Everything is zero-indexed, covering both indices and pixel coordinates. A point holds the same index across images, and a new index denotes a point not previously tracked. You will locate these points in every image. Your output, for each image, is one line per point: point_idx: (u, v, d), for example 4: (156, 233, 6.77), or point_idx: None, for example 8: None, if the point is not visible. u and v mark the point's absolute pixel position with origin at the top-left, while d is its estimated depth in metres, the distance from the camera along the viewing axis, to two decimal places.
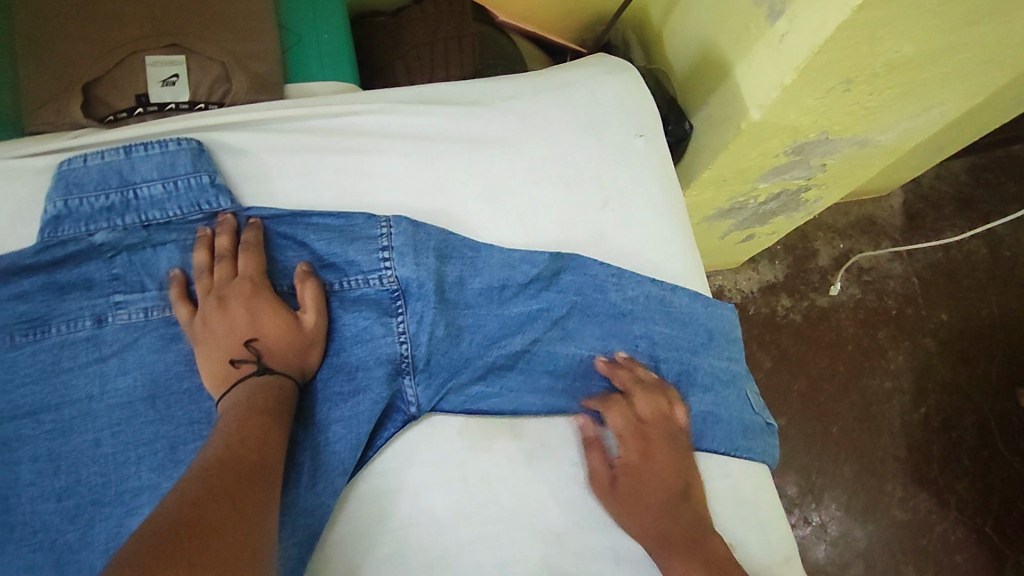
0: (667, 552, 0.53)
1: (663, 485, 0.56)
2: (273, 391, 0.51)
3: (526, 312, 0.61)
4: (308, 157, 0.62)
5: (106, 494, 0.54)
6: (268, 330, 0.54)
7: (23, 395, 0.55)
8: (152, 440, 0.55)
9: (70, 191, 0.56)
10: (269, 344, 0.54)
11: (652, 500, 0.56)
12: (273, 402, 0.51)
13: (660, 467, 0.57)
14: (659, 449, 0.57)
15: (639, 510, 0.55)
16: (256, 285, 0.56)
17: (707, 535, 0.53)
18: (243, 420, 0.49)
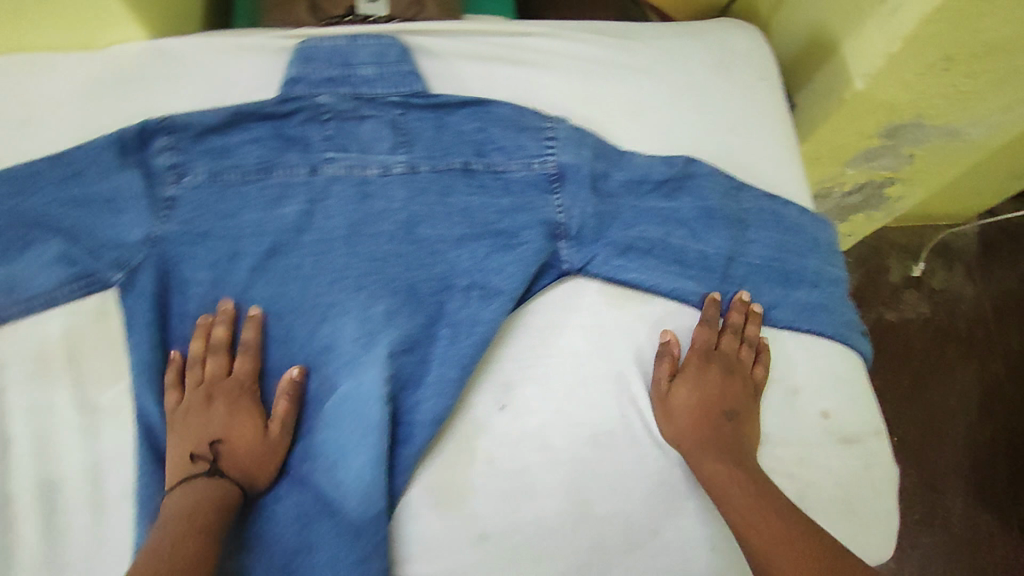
0: (700, 452, 0.61)
1: (716, 385, 0.64)
2: (209, 492, 0.57)
3: (662, 207, 0.70)
4: (486, 63, 0.75)
5: (304, 304, 0.64)
6: (239, 436, 0.61)
7: (247, 219, 0.67)
8: (344, 267, 0.65)
9: (305, 62, 0.70)
10: (237, 450, 0.60)
11: (697, 388, 0.64)
12: (206, 508, 0.56)
13: (716, 367, 0.65)
14: (715, 371, 0.65)
15: (683, 410, 0.63)
16: (242, 391, 0.63)
17: (744, 446, 0.61)
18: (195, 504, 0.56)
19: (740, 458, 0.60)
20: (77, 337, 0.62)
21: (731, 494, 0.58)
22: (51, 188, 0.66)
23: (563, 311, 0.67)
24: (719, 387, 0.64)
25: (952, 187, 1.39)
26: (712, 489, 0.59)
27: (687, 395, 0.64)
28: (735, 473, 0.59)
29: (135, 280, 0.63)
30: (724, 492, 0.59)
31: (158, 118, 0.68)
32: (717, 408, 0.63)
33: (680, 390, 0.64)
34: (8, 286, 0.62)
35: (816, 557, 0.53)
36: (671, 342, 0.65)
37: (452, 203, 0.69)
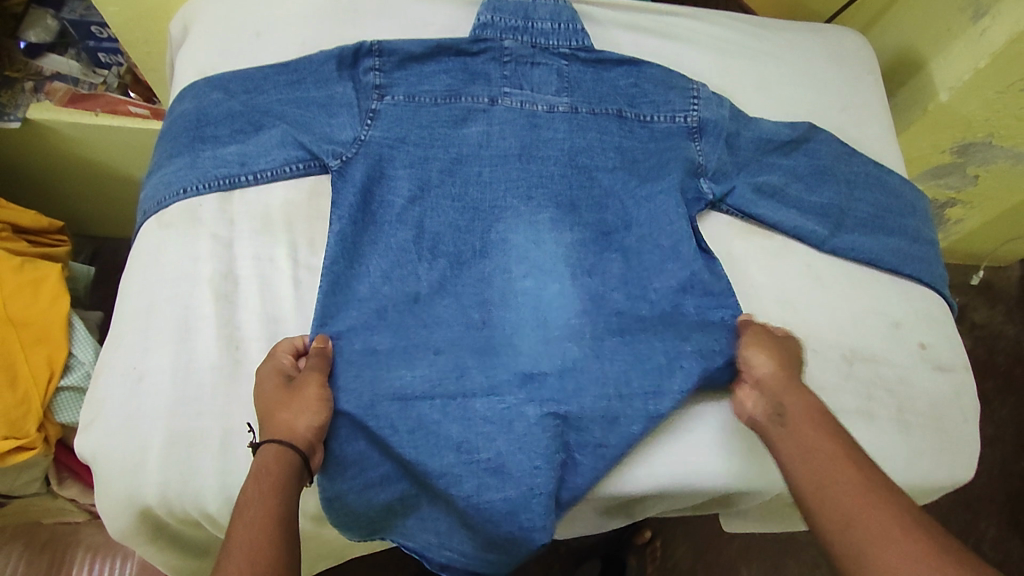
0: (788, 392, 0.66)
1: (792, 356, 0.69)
2: (271, 457, 0.58)
3: (781, 163, 0.82)
4: (639, 32, 0.88)
5: (483, 206, 0.78)
6: (277, 398, 0.62)
7: (436, 133, 0.79)
8: (517, 180, 0.79)
9: (493, 12, 0.82)
10: (277, 409, 0.61)
11: (772, 351, 0.68)
12: (280, 470, 0.57)
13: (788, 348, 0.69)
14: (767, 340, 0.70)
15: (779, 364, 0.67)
16: (286, 377, 0.63)
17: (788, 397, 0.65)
18: (271, 479, 0.56)
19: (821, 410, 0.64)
20: (292, 208, 0.73)
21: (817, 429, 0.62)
22: (276, 90, 0.77)
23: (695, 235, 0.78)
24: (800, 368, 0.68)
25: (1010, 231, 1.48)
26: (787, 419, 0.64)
27: (766, 360, 0.68)
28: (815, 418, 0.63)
29: (348, 170, 0.74)
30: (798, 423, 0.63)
31: (371, 43, 0.78)
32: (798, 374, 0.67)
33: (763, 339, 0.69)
34: (241, 160, 0.74)
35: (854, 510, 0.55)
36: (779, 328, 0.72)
37: (608, 140, 0.82)
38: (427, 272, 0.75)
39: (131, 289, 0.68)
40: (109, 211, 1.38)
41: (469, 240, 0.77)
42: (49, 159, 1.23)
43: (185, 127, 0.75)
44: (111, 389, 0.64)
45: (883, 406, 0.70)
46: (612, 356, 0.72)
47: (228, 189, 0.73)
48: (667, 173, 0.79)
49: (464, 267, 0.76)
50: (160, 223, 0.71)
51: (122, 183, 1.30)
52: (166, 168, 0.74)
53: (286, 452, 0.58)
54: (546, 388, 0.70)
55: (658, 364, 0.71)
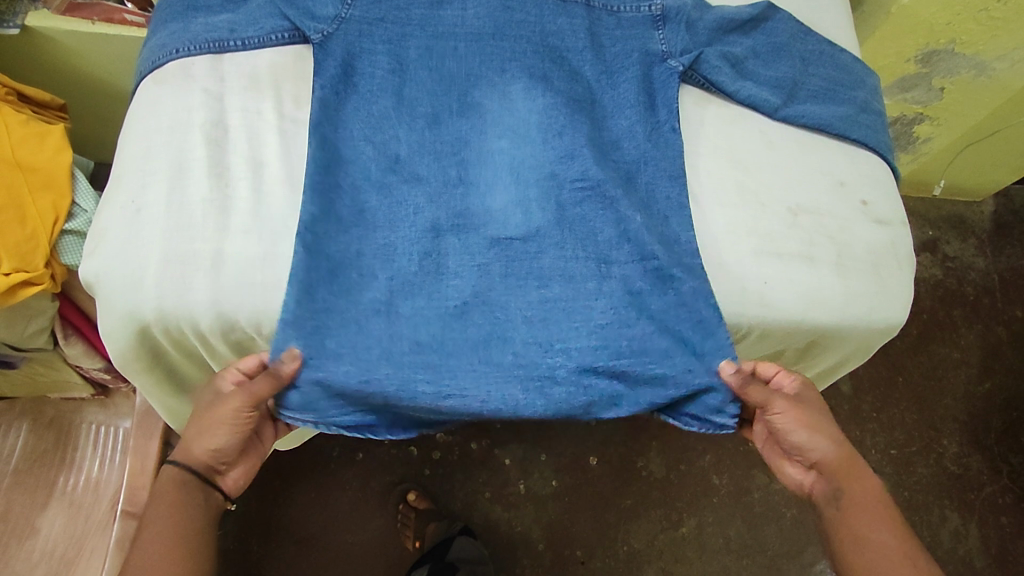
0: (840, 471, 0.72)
1: (809, 412, 0.72)
2: (172, 479, 0.70)
3: (741, 41, 0.87)
4: None
5: (460, 82, 0.81)
6: (202, 407, 0.71)
7: (412, 13, 0.81)
8: (491, 58, 0.81)
9: None
10: (198, 420, 0.70)
11: (807, 426, 0.72)
12: (175, 487, 0.69)
13: (802, 403, 0.73)
14: (807, 399, 0.73)
15: (805, 430, 0.72)
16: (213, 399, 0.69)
17: (856, 474, 0.72)
18: (167, 510, 0.68)
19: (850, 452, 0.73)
20: (280, 67, 0.78)
21: (863, 481, 0.72)
22: None
23: (656, 113, 0.82)
24: (825, 422, 0.73)
25: (979, 153, 1.53)
26: (836, 477, 0.72)
27: (821, 443, 0.72)
28: (866, 471, 0.73)
29: (326, 44, 0.77)
30: (849, 481, 0.72)
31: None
32: (820, 430, 0.72)
33: (784, 417, 0.72)
34: (229, 27, 0.78)
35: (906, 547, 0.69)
36: (780, 373, 0.72)
37: (577, 24, 0.84)
38: (406, 140, 0.77)
39: (132, 138, 0.74)
40: (104, 127, 1.42)
41: (446, 108, 0.79)
42: (46, 75, 1.25)
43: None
44: (113, 219, 0.69)
45: (823, 249, 0.77)
46: (570, 223, 0.75)
47: (218, 52, 0.78)
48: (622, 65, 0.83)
49: (439, 130, 0.78)
50: (156, 81, 0.76)
51: (119, 97, 1.33)
52: (160, 33, 0.79)
53: (181, 484, 0.69)
54: (521, 246, 0.74)
55: (613, 236, 0.75)
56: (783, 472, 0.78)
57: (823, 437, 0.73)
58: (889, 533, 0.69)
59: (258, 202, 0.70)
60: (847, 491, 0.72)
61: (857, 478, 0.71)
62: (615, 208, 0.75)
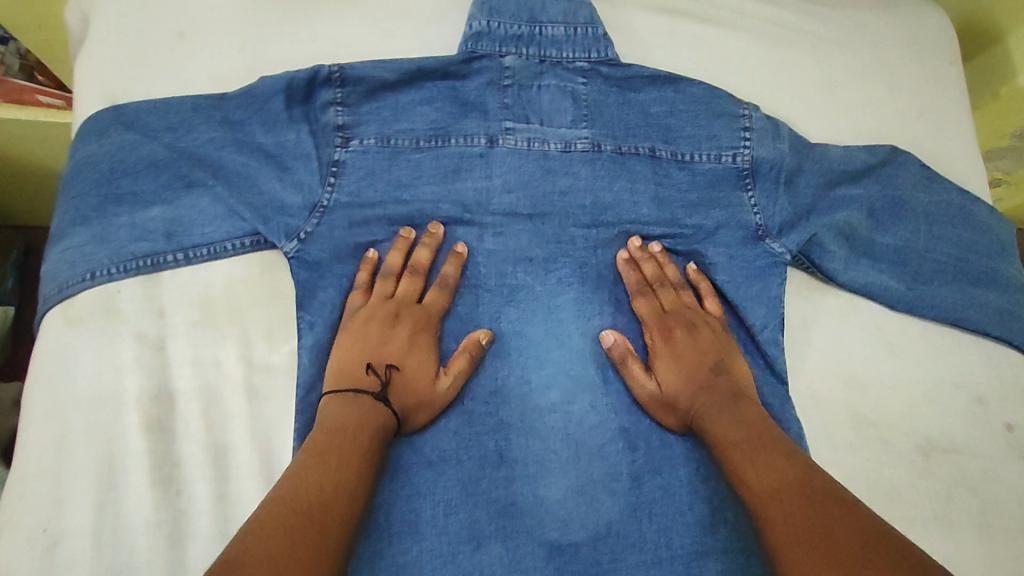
0: (717, 408, 0.56)
1: (686, 345, 0.60)
2: (343, 416, 0.51)
3: (852, 194, 0.66)
4: (677, 22, 0.69)
5: (489, 282, 0.62)
6: (376, 333, 0.56)
7: (422, 193, 0.61)
8: (530, 248, 0.63)
9: (492, 14, 0.64)
10: (379, 344, 0.56)
11: (681, 349, 0.60)
12: (361, 413, 0.51)
13: (681, 335, 0.60)
14: (689, 329, 0.61)
15: (673, 364, 0.59)
16: (396, 321, 0.57)
17: (724, 411, 0.55)
18: (342, 423, 0.50)
19: (772, 438, 0.52)
20: (240, 287, 0.56)
21: (762, 474, 0.49)
22: (207, 127, 0.59)
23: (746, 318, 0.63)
24: (698, 348, 0.60)
25: None
26: (732, 473, 0.52)
27: (667, 367, 0.59)
28: (738, 400, 0.56)
29: (308, 254, 0.58)
30: (724, 437, 0.53)
31: (329, 67, 0.60)
32: (704, 360, 0.59)
33: (662, 368, 0.59)
34: (167, 231, 0.56)
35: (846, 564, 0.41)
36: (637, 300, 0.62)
37: (639, 190, 0.65)
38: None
39: (33, 410, 0.52)
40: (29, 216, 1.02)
41: (476, 332, 0.61)
42: None
43: (91, 181, 0.57)
44: (12, 556, 0.47)
45: (964, 519, 0.59)
46: (649, 508, 0.57)
47: (152, 271, 0.56)
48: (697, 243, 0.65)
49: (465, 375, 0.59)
50: (67, 320, 0.54)
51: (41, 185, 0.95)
52: (67, 236, 0.56)
53: (376, 412, 0.52)
54: (591, 548, 0.56)
55: (702, 518, 0.58)
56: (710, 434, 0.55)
57: (683, 361, 0.59)
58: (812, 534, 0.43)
59: (222, 518, 0.50)
60: (750, 490, 0.49)
61: (752, 470, 0.50)
62: (704, 477, 0.59)
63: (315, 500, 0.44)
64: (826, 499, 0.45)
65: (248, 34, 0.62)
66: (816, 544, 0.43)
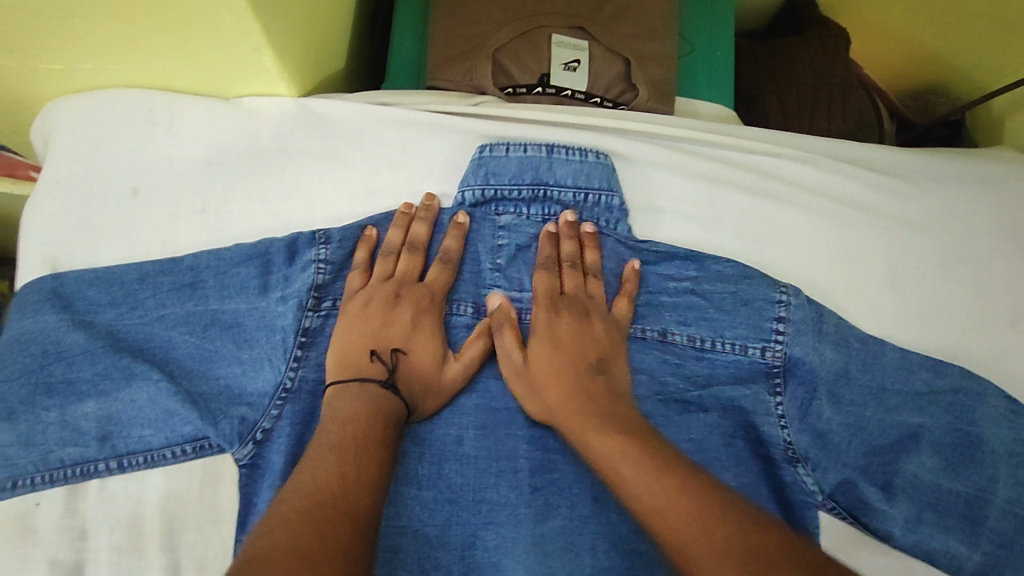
0: (583, 414, 0.46)
1: (573, 338, 0.50)
2: (353, 408, 0.46)
3: (914, 423, 0.51)
4: (717, 189, 0.55)
5: (464, 497, 0.48)
6: (376, 317, 0.50)
7: None
8: (514, 456, 0.50)
9: (489, 180, 0.53)
10: (379, 329, 0.50)
11: (562, 339, 0.50)
12: (368, 402, 0.46)
13: (566, 326, 0.50)
14: (576, 319, 0.51)
15: (544, 355, 0.49)
16: (397, 301, 0.51)
17: (598, 414, 0.46)
18: (350, 410, 0.45)
19: (664, 452, 0.43)
20: (177, 504, 0.47)
21: (654, 485, 0.40)
22: (159, 300, 0.51)
23: None
24: (584, 344, 0.50)
25: None
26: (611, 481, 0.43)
27: (540, 349, 0.50)
28: (630, 412, 0.46)
29: (264, 457, 0.48)
30: (587, 432, 0.45)
31: (313, 229, 0.52)
32: (588, 358, 0.49)
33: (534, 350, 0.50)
34: (102, 433, 0.48)
35: None
36: (540, 275, 0.52)
37: (671, 389, 0.52)
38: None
39: None
40: None
41: (442, 562, 0.47)
42: None
43: (21, 366, 0.49)
44: None
45: None
46: None
47: (80, 480, 0.47)
48: (711, 453, 0.51)
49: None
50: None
51: None
52: None
53: (385, 402, 0.47)
54: None
55: None
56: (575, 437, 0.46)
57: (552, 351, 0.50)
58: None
59: None
60: (635, 502, 0.41)
61: (629, 478, 0.41)
62: None
63: (334, 487, 0.40)
64: (763, 527, 0.38)
65: (213, 194, 0.52)
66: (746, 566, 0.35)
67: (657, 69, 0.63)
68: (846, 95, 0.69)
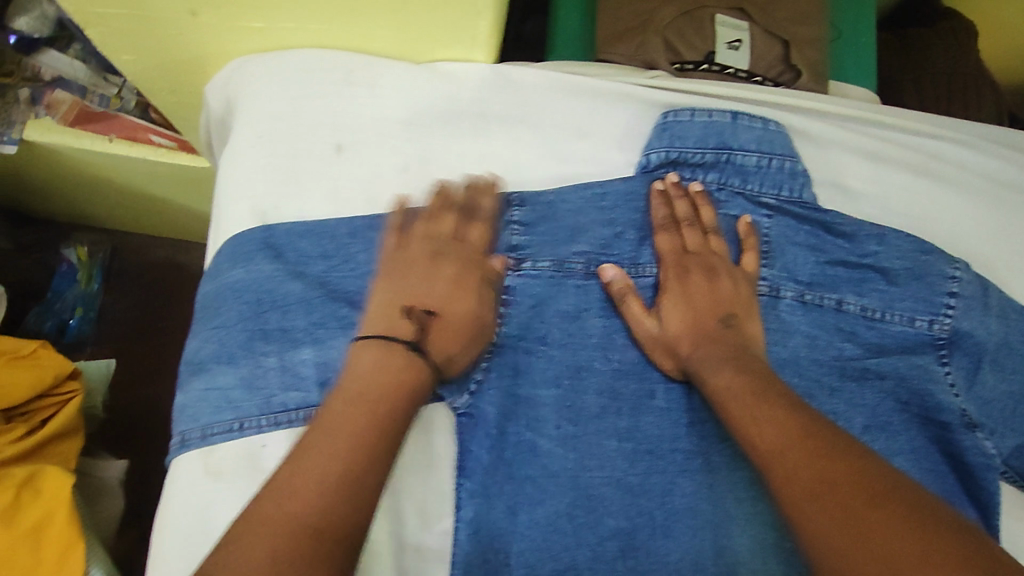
0: (719, 366, 0.49)
1: (701, 292, 0.52)
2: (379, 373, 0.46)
3: None
4: (887, 167, 0.58)
5: (660, 448, 0.52)
6: (415, 273, 0.51)
7: (580, 343, 0.53)
8: (699, 412, 0.53)
9: (674, 143, 0.54)
10: (412, 285, 0.51)
11: (692, 296, 0.53)
12: (400, 376, 0.46)
13: (695, 284, 0.53)
14: (701, 278, 0.53)
15: (680, 314, 0.52)
16: (531, 290, 0.52)
17: (729, 364, 0.49)
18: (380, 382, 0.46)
19: (778, 393, 0.48)
20: None
21: (765, 428, 0.46)
22: (363, 251, 0.53)
23: None
24: (715, 299, 0.52)
25: None
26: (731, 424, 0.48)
27: (674, 312, 0.52)
28: (751, 359, 0.50)
29: (479, 407, 0.51)
30: (712, 378, 0.49)
31: (511, 192, 0.54)
32: (716, 312, 0.52)
33: (669, 312, 0.52)
34: (318, 377, 0.49)
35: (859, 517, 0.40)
36: (661, 234, 0.54)
37: (845, 355, 0.55)
38: (591, 572, 0.50)
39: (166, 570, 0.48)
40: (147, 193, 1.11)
41: (645, 508, 0.51)
42: (80, 167, 1.03)
43: (238, 312, 0.51)
44: None
45: None
46: None
47: (302, 424, 0.49)
48: (885, 417, 0.54)
49: (634, 562, 0.50)
50: (205, 465, 0.49)
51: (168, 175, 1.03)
52: (211, 370, 0.51)
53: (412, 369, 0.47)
54: None
55: None
56: (705, 385, 0.50)
57: (689, 312, 0.52)
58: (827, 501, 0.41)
59: None
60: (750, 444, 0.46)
61: (745, 420, 0.47)
62: None
63: (326, 469, 0.41)
64: (834, 450, 0.43)
65: (413, 154, 0.54)
66: (818, 496, 0.41)
67: (813, 50, 0.64)
68: (979, 86, 0.72)
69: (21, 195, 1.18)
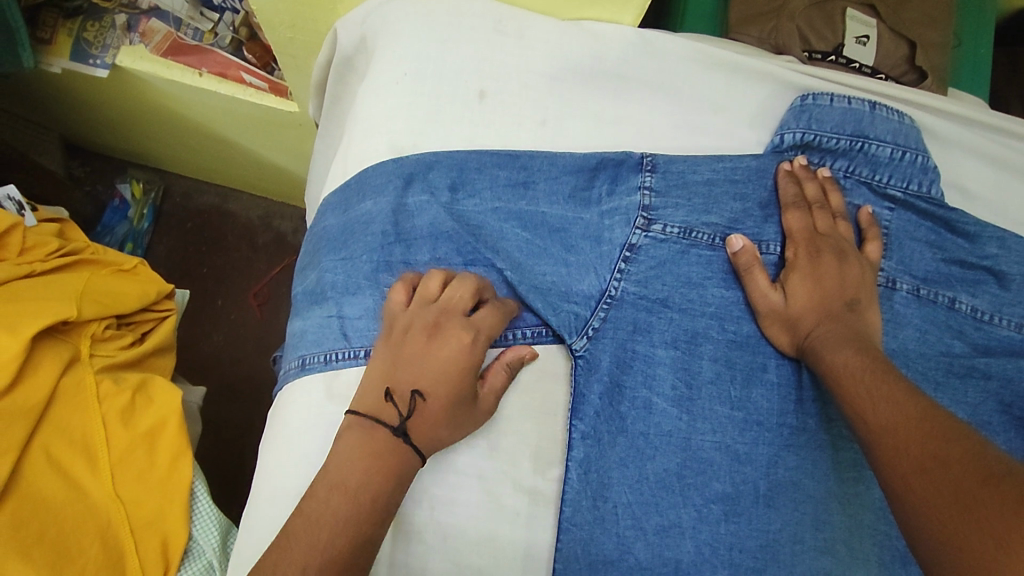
0: (839, 343, 0.49)
1: (830, 272, 0.53)
2: (355, 450, 0.45)
3: None
4: (1005, 176, 0.59)
5: (769, 420, 0.52)
6: (411, 342, 0.49)
7: (700, 309, 0.53)
8: (804, 386, 0.52)
9: (811, 124, 0.55)
10: (396, 366, 0.48)
11: (820, 277, 0.53)
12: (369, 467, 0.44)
13: (824, 266, 0.53)
14: (830, 261, 0.53)
15: (805, 293, 0.53)
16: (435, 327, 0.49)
17: (847, 343, 0.49)
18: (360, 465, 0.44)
19: (900, 377, 0.46)
20: (514, 389, 0.52)
21: (878, 407, 0.44)
22: (496, 193, 0.54)
23: None
24: (845, 281, 0.53)
25: None
26: (845, 405, 0.47)
27: (802, 289, 0.53)
28: (870, 341, 0.50)
29: (595, 354, 0.51)
30: (827, 356, 0.49)
31: (640, 153, 0.55)
32: (842, 293, 0.52)
33: (796, 288, 0.53)
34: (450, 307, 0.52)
35: (963, 487, 0.36)
36: (794, 214, 0.54)
37: (955, 351, 0.55)
38: (693, 532, 0.50)
39: (288, 476, 0.50)
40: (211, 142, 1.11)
41: (750, 477, 0.50)
42: (154, 107, 1.03)
43: (366, 242, 0.53)
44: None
45: None
46: None
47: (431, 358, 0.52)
48: (985, 416, 0.54)
49: (735, 527, 0.50)
50: (327, 386, 0.51)
51: (236, 124, 1.01)
52: (335, 296, 0.53)
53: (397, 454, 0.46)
54: None
55: None
56: (821, 362, 0.50)
57: (817, 292, 0.53)
58: (932, 475, 0.38)
59: None
60: (864, 425, 0.44)
61: (862, 402, 0.45)
62: None
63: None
64: (951, 434, 0.39)
65: (553, 106, 0.56)
66: (927, 470, 0.38)
67: (936, 55, 0.65)
68: None
69: (89, 123, 1.18)
